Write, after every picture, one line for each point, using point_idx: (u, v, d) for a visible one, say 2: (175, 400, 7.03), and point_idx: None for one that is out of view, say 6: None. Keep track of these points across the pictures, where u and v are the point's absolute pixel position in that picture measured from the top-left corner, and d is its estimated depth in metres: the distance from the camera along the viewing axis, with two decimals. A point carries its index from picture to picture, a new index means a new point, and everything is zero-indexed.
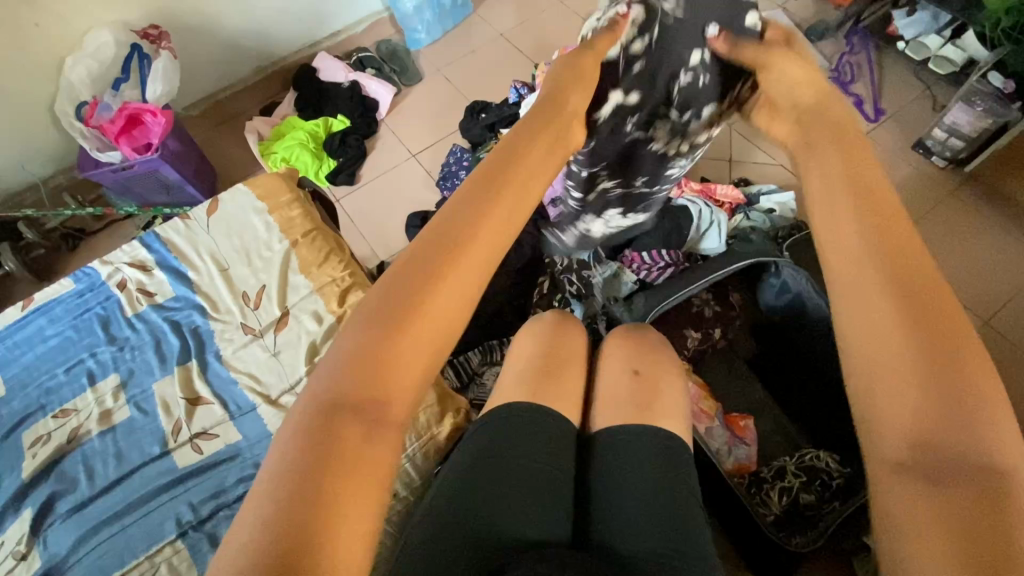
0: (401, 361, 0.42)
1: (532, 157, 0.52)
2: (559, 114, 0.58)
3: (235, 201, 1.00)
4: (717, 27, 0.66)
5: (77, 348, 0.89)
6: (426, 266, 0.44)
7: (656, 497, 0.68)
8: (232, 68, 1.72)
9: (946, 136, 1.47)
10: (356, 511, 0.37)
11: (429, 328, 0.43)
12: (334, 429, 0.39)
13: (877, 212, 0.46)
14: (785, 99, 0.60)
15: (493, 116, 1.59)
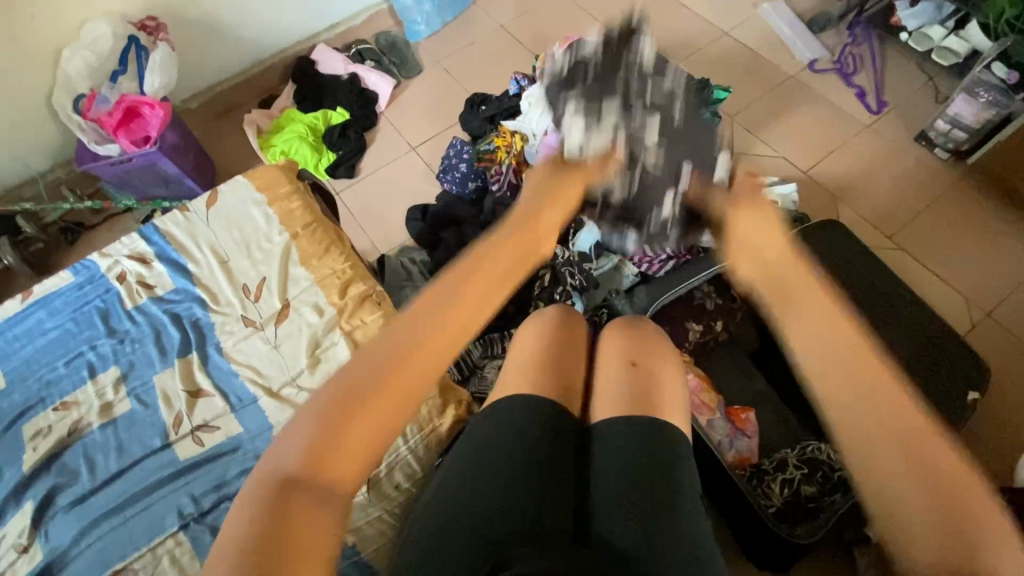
0: (352, 444, 0.50)
1: (488, 273, 0.63)
2: (534, 231, 0.72)
3: (234, 193, 0.99)
4: (679, 173, 0.98)
5: (77, 341, 0.89)
6: (401, 366, 0.54)
7: (656, 491, 0.68)
8: (231, 60, 1.71)
9: (948, 127, 1.47)
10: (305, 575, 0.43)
11: (378, 417, 0.52)
12: (288, 502, 0.46)
13: (846, 346, 0.56)
14: (747, 245, 0.69)
15: (493, 107, 1.58)
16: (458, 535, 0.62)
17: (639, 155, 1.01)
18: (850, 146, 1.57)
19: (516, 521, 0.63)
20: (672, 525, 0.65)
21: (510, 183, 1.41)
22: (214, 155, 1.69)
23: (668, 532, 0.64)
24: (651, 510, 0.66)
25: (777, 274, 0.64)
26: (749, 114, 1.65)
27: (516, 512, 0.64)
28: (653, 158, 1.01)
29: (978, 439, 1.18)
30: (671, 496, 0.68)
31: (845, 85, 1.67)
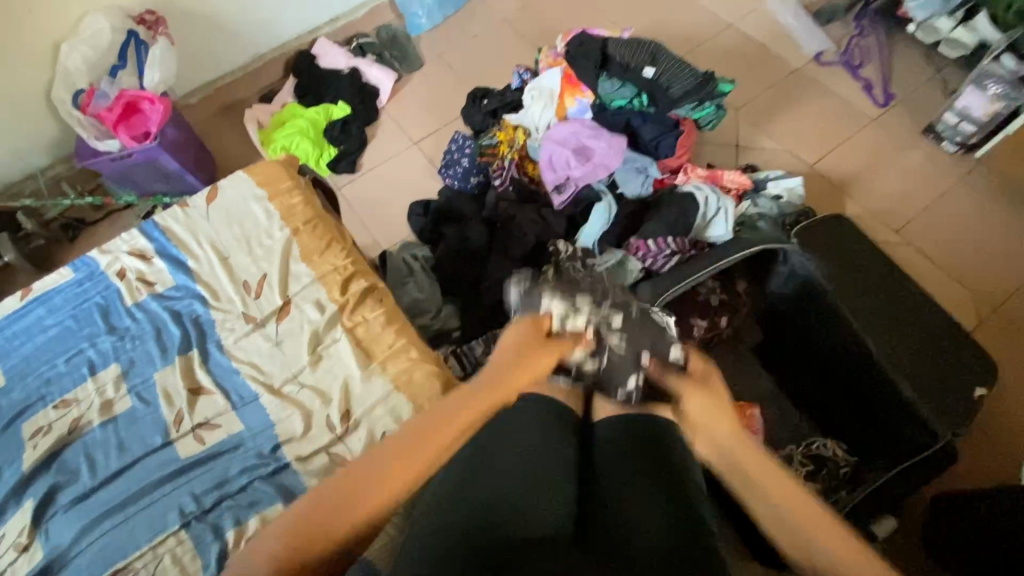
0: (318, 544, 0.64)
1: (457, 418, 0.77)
2: (504, 381, 0.82)
3: (234, 188, 0.98)
4: (648, 355, 0.90)
5: (77, 338, 0.88)
6: (386, 479, 0.70)
7: (658, 485, 0.68)
8: (231, 55, 1.69)
9: (957, 121, 1.45)
10: None
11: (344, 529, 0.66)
12: None
13: (788, 499, 0.70)
14: (700, 421, 0.80)
15: (496, 101, 1.56)
16: (462, 530, 0.61)
17: (607, 338, 0.93)
18: (857, 140, 1.56)
19: (522, 515, 0.62)
20: (682, 520, 0.64)
21: (512, 178, 1.40)
22: (214, 150, 1.68)
23: (679, 527, 0.63)
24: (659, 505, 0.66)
25: (733, 458, 0.75)
26: (754, 107, 1.63)
27: (523, 507, 0.63)
28: (620, 340, 0.93)
29: (986, 436, 1.17)
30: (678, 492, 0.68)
31: (852, 78, 1.64)
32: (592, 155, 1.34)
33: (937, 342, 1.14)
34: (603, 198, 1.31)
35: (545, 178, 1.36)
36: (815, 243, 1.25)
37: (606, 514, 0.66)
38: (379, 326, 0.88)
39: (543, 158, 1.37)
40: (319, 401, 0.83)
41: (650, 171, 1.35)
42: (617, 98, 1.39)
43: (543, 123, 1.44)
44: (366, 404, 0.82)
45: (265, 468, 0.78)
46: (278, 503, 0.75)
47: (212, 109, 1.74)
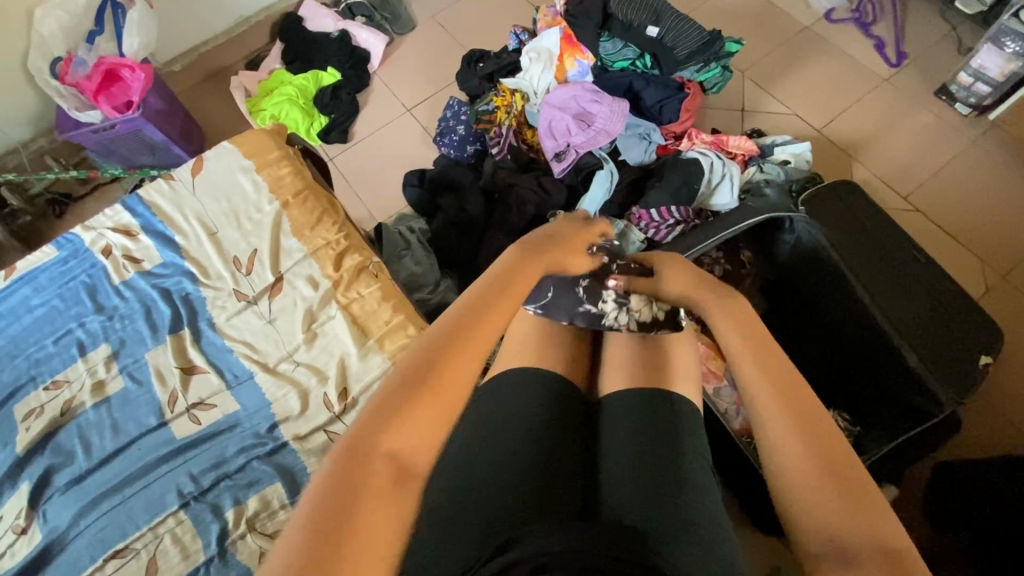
0: (419, 415, 0.57)
1: (521, 286, 0.71)
2: (537, 256, 0.76)
3: (220, 159, 0.94)
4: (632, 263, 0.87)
5: (65, 318, 0.86)
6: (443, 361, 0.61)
7: (653, 452, 0.68)
8: (215, 18, 1.62)
9: (971, 81, 1.40)
10: (374, 520, 0.49)
11: (443, 391, 0.59)
12: (364, 467, 0.52)
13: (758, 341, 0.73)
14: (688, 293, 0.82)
15: (491, 64, 1.49)
16: (464, 506, 0.62)
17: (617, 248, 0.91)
18: (867, 102, 1.50)
19: (518, 489, 0.62)
20: (678, 512, 0.62)
21: (510, 145, 1.35)
22: (201, 120, 1.62)
23: (675, 515, 0.61)
24: (656, 486, 0.64)
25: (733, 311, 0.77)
26: (761, 68, 1.56)
27: (519, 485, 0.63)
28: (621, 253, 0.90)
29: (989, 404, 1.16)
30: (679, 477, 0.66)
31: (863, 36, 1.58)
32: (593, 120, 1.28)
33: (943, 311, 1.13)
34: (605, 165, 1.27)
35: (545, 145, 1.32)
36: (821, 209, 1.23)
37: (594, 487, 0.67)
38: (375, 303, 0.85)
39: (542, 123, 1.32)
40: (316, 379, 0.81)
41: (653, 137, 1.30)
42: (619, 59, 1.37)
43: (542, 87, 1.38)
44: (363, 382, 0.80)
45: (261, 448, 0.77)
46: (279, 483, 0.75)
47: (197, 77, 1.67)
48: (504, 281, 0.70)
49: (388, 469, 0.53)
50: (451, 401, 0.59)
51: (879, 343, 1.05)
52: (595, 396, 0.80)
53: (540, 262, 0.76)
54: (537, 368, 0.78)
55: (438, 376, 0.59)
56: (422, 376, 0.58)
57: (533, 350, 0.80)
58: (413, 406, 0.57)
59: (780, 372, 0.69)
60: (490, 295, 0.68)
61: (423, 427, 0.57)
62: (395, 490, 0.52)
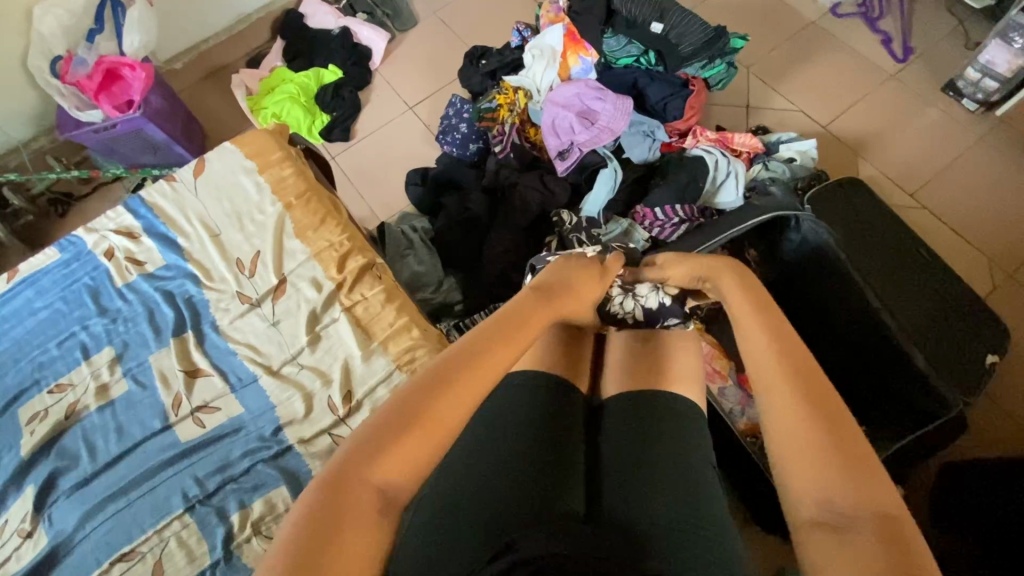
0: (404, 452, 0.59)
1: (530, 324, 0.72)
2: (555, 298, 0.78)
3: (221, 159, 0.93)
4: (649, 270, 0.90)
5: (68, 321, 0.85)
6: (433, 398, 0.61)
7: (654, 458, 0.67)
8: (215, 15, 1.61)
9: (979, 76, 1.38)
10: (349, 548, 0.52)
11: (431, 431, 0.60)
12: (347, 497, 0.55)
13: (774, 328, 0.71)
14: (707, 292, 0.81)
15: (494, 61, 1.48)
16: (462, 508, 0.61)
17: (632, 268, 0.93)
18: (873, 98, 1.49)
19: (518, 493, 0.62)
20: (679, 514, 0.61)
21: (513, 143, 1.35)
22: (203, 118, 1.62)
23: (676, 515, 0.61)
24: (658, 487, 0.64)
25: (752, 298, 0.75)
26: (765, 64, 1.55)
27: (523, 486, 0.63)
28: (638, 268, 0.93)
29: (995, 403, 1.16)
30: (681, 479, 0.65)
31: (869, 31, 1.56)
32: (596, 118, 1.28)
33: (948, 309, 1.12)
34: (609, 163, 1.25)
35: (548, 143, 1.31)
36: (828, 208, 1.22)
37: (598, 493, 0.66)
38: (379, 304, 0.85)
39: (545, 121, 1.31)
40: (320, 381, 0.80)
41: (657, 135, 1.28)
42: (623, 56, 1.36)
43: (545, 84, 1.36)
44: (367, 384, 0.79)
45: (267, 450, 0.77)
46: (284, 486, 0.74)
47: (198, 75, 1.66)
48: (508, 317, 0.72)
49: (373, 498, 0.57)
50: (440, 439, 0.61)
51: (886, 344, 1.03)
52: (599, 399, 0.80)
53: (554, 306, 0.77)
54: (542, 371, 0.78)
55: (430, 413, 0.61)
56: (411, 414, 0.60)
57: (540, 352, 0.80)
58: (400, 441, 0.59)
59: (797, 362, 0.67)
60: (491, 331, 0.69)
61: (409, 461, 0.58)
62: (376, 519, 0.56)
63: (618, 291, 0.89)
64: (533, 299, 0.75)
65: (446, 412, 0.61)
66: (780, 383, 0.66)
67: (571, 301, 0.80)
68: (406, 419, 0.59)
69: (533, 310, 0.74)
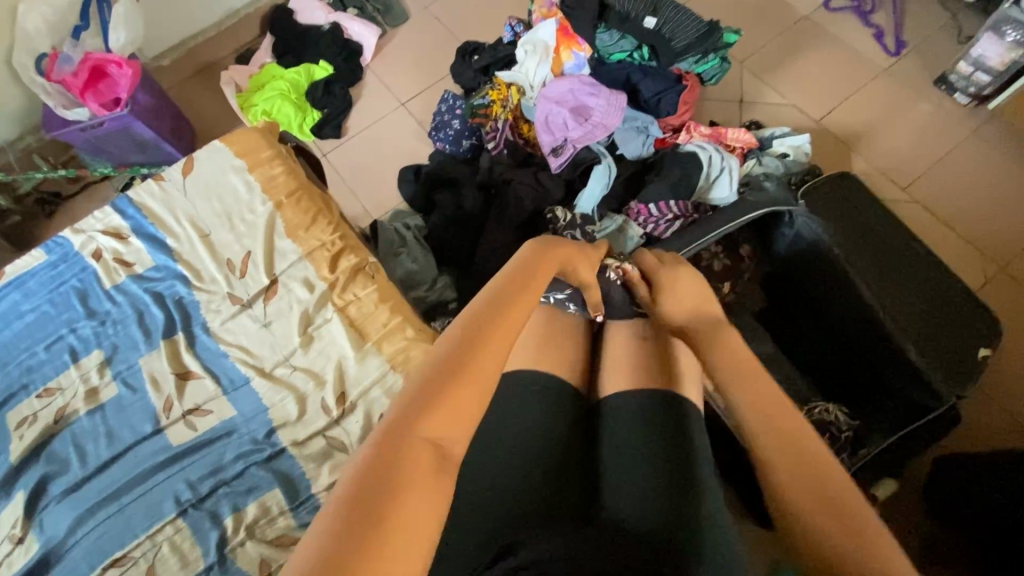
0: (453, 405, 0.55)
1: (541, 279, 0.73)
2: (562, 253, 0.80)
3: (211, 158, 0.92)
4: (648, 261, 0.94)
5: (56, 324, 0.84)
6: (469, 353, 0.59)
7: (655, 453, 0.67)
8: (203, 11, 1.58)
9: (971, 70, 1.39)
10: (415, 504, 0.48)
11: (476, 381, 0.58)
12: (405, 455, 0.51)
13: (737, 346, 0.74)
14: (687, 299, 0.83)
15: (487, 57, 1.47)
16: (466, 515, 0.62)
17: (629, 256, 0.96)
18: (866, 93, 1.48)
19: (519, 500, 0.63)
20: (681, 515, 0.61)
21: (506, 140, 1.34)
22: (192, 116, 1.60)
23: (682, 515, 0.61)
24: (662, 486, 0.64)
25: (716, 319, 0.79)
26: (759, 58, 1.54)
27: (528, 492, 0.64)
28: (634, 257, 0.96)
29: (987, 396, 1.17)
30: (682, 478, 0.65)
31: (862, 25, 1.56)
32: (590, 114, 1.27)
33: (942, 303, 1.12)
34: (603, 160, 1.25)
35: (542, 139, 1.30)
36: (820, 203, 1.22)
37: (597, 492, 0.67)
38: (372, 305, 0.84)
39: (538, 117, 1.31)
40: (313, 384, 0.80)
41: (651, 130, 1.28)
42: (616, 51, 1.35)
43: (538, 80, 1.35)
44: (361, 385, 0.79)
45: (260, 453, 0.76)
46: (278, 488, 0.74)
47: (186, 72, 1.64)
48: (521, 276, 0.71)
49: (427, 454, 0.52)
50: (482, 389, 0.58)
51: (880, 339, 1.04)
52: (596, 398, 0.79)
53: (556, 260, 0.78)
54: (536, 370, 0.77)
55: (470, 367, 0.58)
56: (450, 368, 0.57)
57: (538, 352, 0.80)
58: (446, 396, 0.55)
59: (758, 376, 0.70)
60: (508, 290, 0.68)
61: (457, 414, 0.55)
62: (434, 476, 0.51)
63: (613, 269, 0.91)
64: (541, 255, 0.77)
65: (485, 362, 0.59)
66: (754, 405, 0.67)
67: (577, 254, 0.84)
68: (447, 374, 0.57)
69: (538, 272, 0.73)
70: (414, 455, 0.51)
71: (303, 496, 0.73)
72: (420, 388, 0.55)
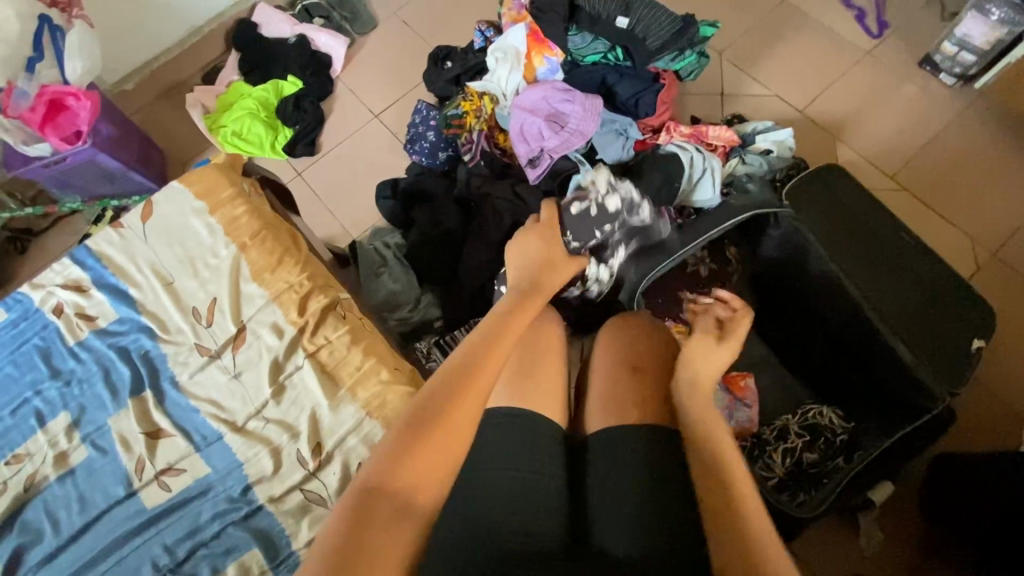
0: (425, 457, 0.56)
1: (521, 314, 0.74)
2: (535, 290, 0.82)
3: (170, 200, 0.89)
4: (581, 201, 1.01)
5: (20, 386, 0.81)
6: (449, 397, 0.60)
7: (643, 493, 0.66)
8: (163, 30, 1.53)
9: (956, 50, 1.34)
10: (377, 559, 0.49)
11: (455, 426, 0.58)
12: (372, 506, 0.52)
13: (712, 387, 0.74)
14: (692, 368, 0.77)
15: (458, 65, 1.42)
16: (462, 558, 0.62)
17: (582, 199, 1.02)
18: (850, 78, 1.45)
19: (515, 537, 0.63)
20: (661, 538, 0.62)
21: (483, 151, 1.31)
22: (160, 142, 1.55)
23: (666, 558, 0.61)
24: (643, 507, 0.65)
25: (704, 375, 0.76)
26: (738, 48, 1.50)
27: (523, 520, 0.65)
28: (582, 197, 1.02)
29: (983, 387, 1.15)
30: (658, 495, 0.66)
31: (843, 7, 1.52)
32: (565, 121, 1.23)
33: (936, 295, 1.10)
34: (581, 168, 1.22)
35: (518, 150, 1.26)
36: (806, 199, 1.19)
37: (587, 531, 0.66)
38: (344, 348, 0.82)
39: (513, 127, 1.27)
40: (287, 435, 0.77)
41: (630, 132, 1.24)
42: (589, 53, 1.31)
43: (511, 88, 1.31)
44: (337, 435, 0.77)
45: (236, 512, 0.74)
46: (257, 549, 0.72)
47: (152, 95, 1.59)
48: (504, 314, 0.73)
49: (396, 505, 0.53)
50: (455, 446, 0.58)
51: (872, 342, 1.01)
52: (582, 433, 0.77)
53: (539, 298, 0.80)
54: (517, 408, 0.74)
55: (450, 410, 0.58)
56: (429, 414, 0.58)
57: (520, 379, 0.76)
58: (418, 446, 0.56)
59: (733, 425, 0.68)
60: (492, 327, 0.70)
61: (430, 465, 0.55)
62: (400, 525, 0.52)
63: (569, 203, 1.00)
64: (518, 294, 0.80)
65: (464, 406, 0.59)
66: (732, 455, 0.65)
67: (550, 282, 0.86)
68: (425, 421, 0.57)
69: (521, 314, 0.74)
70: (383, 507, 0.52)
71: (283, 554, 0.72)
72: (396, 434, 0.57)
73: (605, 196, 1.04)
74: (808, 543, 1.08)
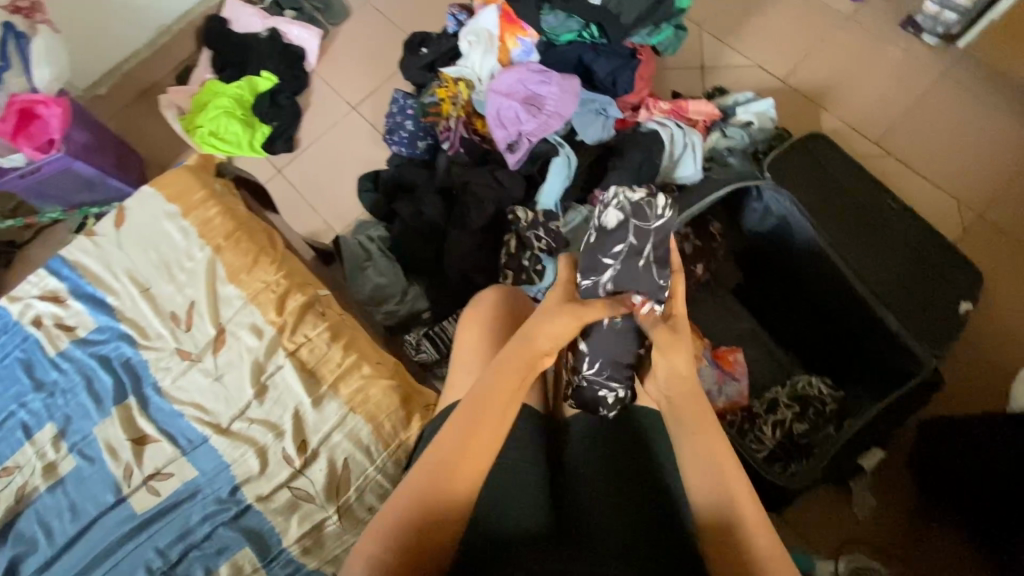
0: (424, 540, 0.56)
1: (508, 371, 0.66)
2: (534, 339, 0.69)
3: (142, 206, 0.88)
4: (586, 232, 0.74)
5: (5, 400, 0.82)
6: (442, 479, 0.59)
7: (616, 470, 0.69)
8: (132, 31, 1.51)
9: (938, 9, 1.31)
10: None
11: (452, 506, 0.58)
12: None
13: None
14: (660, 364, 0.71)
15: (432, 51, 1.40)
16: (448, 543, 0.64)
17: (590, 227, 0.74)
18: (831, 44, 1.42)
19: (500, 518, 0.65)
20: (644, 526, 0.64)
21: (461, 138, 1.30)
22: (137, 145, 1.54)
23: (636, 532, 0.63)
24: (623, 501, 0.66)
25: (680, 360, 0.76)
26: (717, 19, 1.47)
27: (513, 510, 0.65)
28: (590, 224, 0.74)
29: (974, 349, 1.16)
30: (645, 488, 0.67)
31: None
32: (542, 104, 1.21)
33: (923, 261, 1.10)
34: (561, 151, 1.21)
35: (496, 136, 1.25)
36: (789, 169, 1.18)
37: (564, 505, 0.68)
38: (324, 345, 0.82)
39: (490, 112, 1.25)
40: (272, 435, 0.78)
41: (609, 111, 1.22)
42: (564, 32, 1.23)
43: (485, 73, 1.30)
44: (321, 431, 0.77)
45: (225, 513, 0.75)
46: (249, 546, 0.73)
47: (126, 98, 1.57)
48: (497, 374, 0.66)
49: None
50: (453, 525, 0.58)
51: (859, 311, 1.01)
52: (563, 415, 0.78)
53: (540, 346, 0.69)
54: None
55: (444, 493, 0.58)
56: (425, 498, 0.58)
57: None
58: (416, 527, 0.56)
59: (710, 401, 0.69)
60: (481, 395, 0.65)
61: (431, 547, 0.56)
62: None
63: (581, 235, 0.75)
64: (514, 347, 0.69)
65: (458, 487, 0.59)
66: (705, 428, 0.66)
67: (557, 326, 0.70)
68: (421, 507, 0.57)
69: (509, 374, 0.66)
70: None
71: (275, 551, 0.73)
72: (393, 521, 0.57)
73: (601, 211, 0.72)
74: (798, 513, 1.09)
